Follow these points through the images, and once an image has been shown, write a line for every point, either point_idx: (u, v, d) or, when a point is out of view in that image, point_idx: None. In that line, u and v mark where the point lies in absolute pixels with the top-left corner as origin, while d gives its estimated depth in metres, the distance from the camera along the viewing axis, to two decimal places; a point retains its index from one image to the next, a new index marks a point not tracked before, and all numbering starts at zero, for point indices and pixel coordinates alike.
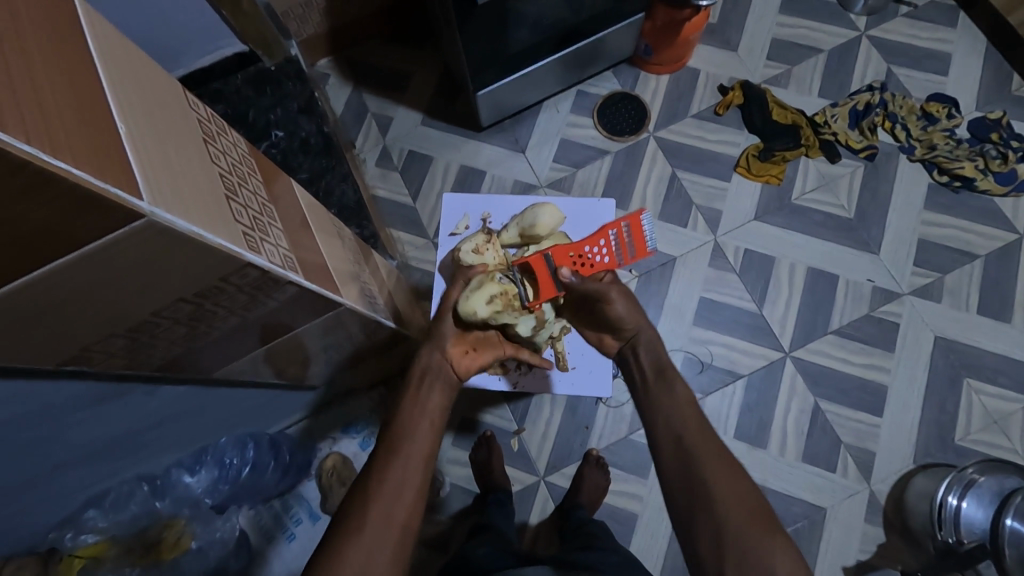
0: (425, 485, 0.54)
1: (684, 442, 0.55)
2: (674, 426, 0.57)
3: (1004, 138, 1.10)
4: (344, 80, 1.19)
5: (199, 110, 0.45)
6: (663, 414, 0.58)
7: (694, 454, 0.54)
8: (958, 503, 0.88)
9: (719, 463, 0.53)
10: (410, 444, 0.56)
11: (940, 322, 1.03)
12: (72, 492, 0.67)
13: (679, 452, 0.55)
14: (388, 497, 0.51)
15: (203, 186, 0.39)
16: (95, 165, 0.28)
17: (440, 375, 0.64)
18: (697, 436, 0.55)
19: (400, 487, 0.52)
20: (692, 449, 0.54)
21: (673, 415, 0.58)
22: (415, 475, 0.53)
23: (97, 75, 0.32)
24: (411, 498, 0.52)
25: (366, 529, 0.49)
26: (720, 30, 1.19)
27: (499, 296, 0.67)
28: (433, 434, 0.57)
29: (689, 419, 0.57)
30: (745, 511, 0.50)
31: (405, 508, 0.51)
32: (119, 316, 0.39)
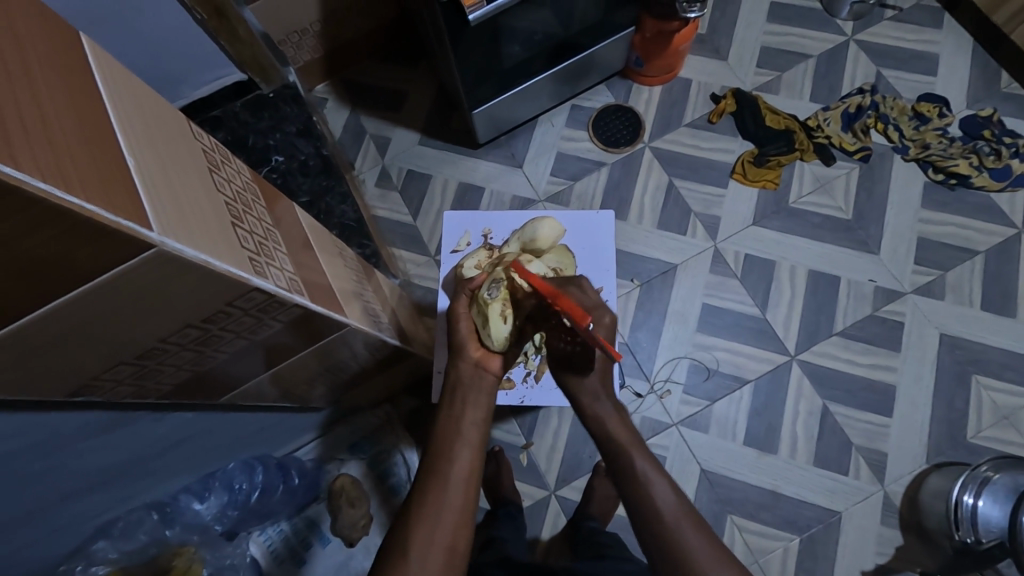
0: (467, 504, 0.56)
1: (670, 539, 0.55)
2: (653, 522, 0.56)
3: (996, 134, 1.11)
4: (341, 102, 1.21)
5: (203, 139, 0.46)
6: (642, 507, 0.57)
7: (684, 556, 0.53)
8: (975, 501, 0.87)
9: (696, 527, 0.56)
10: (446, 459, 0.58)
11: (945, 319, 1.03)
12: (81, 522, 0.67)
13: (663, 551, 0.55)
14: (430, 521, 0.54)
15: (209, 213, 0.40)
16: (105, 198, 0.29)
17: (475, 386, 0.64)
18: (681, 534, 0.55)
19: (444, 514, 0.54)
20: (678, 548, 0.54)
21: (654, 509, 0.57)
22: (457, 499, 0.56)
23: (107, 111, 0.33)
24: (454, 517, 0.55)
25: (412, 557, 0.52)
26: (709, 40, 1.21)
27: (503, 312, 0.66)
28: (472, 460, 0.58)
29: (670, 515, 0.56)
30: (718, 564, 0.53)
31: (448, 531, 0.54)
32: (127, 343, 0.39)
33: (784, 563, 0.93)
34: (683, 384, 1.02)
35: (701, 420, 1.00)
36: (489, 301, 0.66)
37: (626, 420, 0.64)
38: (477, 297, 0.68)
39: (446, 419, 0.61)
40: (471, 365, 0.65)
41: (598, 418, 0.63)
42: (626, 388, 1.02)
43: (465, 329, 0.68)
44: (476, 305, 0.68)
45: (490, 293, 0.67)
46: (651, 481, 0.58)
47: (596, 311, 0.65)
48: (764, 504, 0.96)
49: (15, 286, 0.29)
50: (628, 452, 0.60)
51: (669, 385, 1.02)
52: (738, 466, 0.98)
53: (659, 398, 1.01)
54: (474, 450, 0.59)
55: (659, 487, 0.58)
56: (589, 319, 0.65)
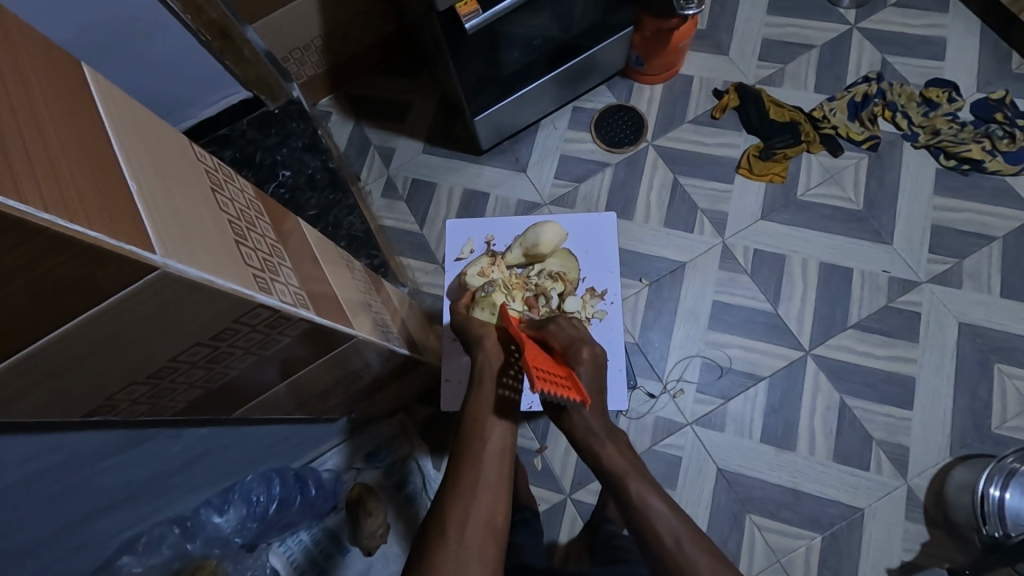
0: (501, 482, 0.58)
1: (677, 565, 0.56)
2: (658, 549, 0.58)
3: (1009, 117, 1.09)
4: (345, 116, 1.22)
5: (206, 160, 0.47)
6: (647, 532, 0.58)
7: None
8: (1001, 494, 0.85)
9: (707, 555, 0.57)
10: (478, 439, 0.59)
11: (964, 307, 1.01)
12: (105, 539, 0.68)
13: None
14: (466, 500, 0.55)
15: (214, 234, 0.41)
16: (108, 223, 0.30)
17: (495, 365, 0.65)
18: (693, 561, 0.56)
19: (481, 493, 0.56)
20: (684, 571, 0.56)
21: (660, 534, 0.58)
22: (493, 478, 0.57)
23: (109, 139, 0.34)
24: (489, 495, 0.56)
25: (450, 533, 0.53)
26: (709, 35, 1.20)
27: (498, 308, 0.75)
28: (501, 445, 0.60)
29: (677, 541, 0.57)
30: None
31: (486, 507, 0.55)
32: (143, 361, 0.40)
33: (807, 561, 0.91)
34: (695, 383, 1.01)
35: (716, 418, 0.99)
36: (492, 298, 0.76)
37: (623, 450, 0.63)
38: (483, 300, 0.77)
39: (474, 399, 0.63)
40: (492, 346, 0.67)
41: (595, 456, 0.63)
42: (638, 388, 1.01)
43: (476, 323, 0.71)
44: (481, 302, 0.77)
45: (485, 291, 0.79)
46: (655, 507, 0.59)
47: (578, 344, 0.66)
48: (785, 502, 0.94)
49: (35, 309, 0.30)
50: (633, 483, 0.61)
51: (682, 384, 1.01)
52: (755, 463, 0.96)
53: (673, 398, 1.00)
54: (504, 431, 0.60)
55: (664, 512, 0.59)
56: (571, 353, 0.65)
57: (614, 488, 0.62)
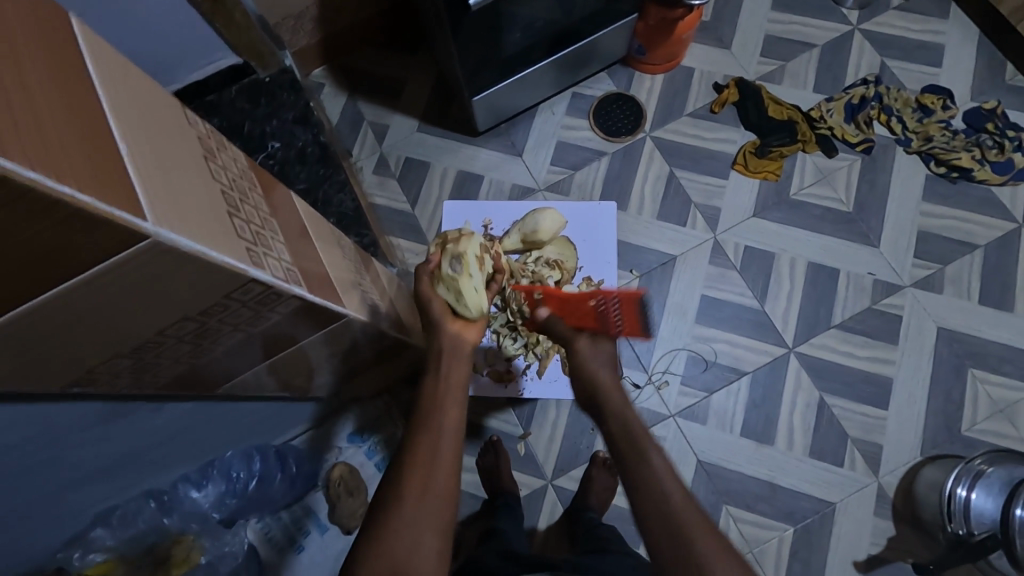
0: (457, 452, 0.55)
1: (680, 535, 0.48)
2: (662, 515, 0.50)
3: (999, 128, 1.10)
4: (338, 88, 1.19)
5: (199, 127, 0.45)
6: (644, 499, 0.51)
7: (691, 555, 0.47)
8: (968, 494, 0.88)
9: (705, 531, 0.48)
10: (436, 411, 0.56)
11: (944, 313, 1.03)
12: (80, 510, 0.67)
13: (671, 549, 0.48)
14: (423, 472, 0.52)
15: (205, 203, 0.39)
16: (98, 187, 0.28)
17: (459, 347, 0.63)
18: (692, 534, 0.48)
19: (425, 491, 0.51)
20: (685, 545, 0.48)
21: (665, 499, 0.50)
22: (442, 484, 0.52)
23: (98, 97, 0.32)
24: (447, 467, 0.53)
25: (404, 507, 0.50)
26: (713, 28, 1.19)
27: (453, 288, 0.65)
28: (453, 439, 0.55)
29: (681, 507, 0.50)
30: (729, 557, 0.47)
31: (444, 479, 0.52)
32: (123, 337, 0.39)
33: (779, 553, 0.94)
34: (681, 375, 1.02)
35: (699, 412, 1.00)
36: (449, 274, 0.66)
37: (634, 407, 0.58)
38: (441, 274, 0.67)
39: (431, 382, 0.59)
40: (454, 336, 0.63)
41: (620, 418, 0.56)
42: (624, 379, 1.02)
43: (437, 306, 0.65)
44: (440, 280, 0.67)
45: (455, 268, 0.67)
46: (663, 473, 0.52)
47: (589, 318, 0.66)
48: (761, 495, 0.96)
49: (21, 280, 0.29)
50: (645, 443, 0.54)
51: (668, 376, 1.02)
52: (735, 457, 0.98)
53: (658, 389, 1.01)
54: (458, 422, 0.56)
55: (671, 480, 0.51)
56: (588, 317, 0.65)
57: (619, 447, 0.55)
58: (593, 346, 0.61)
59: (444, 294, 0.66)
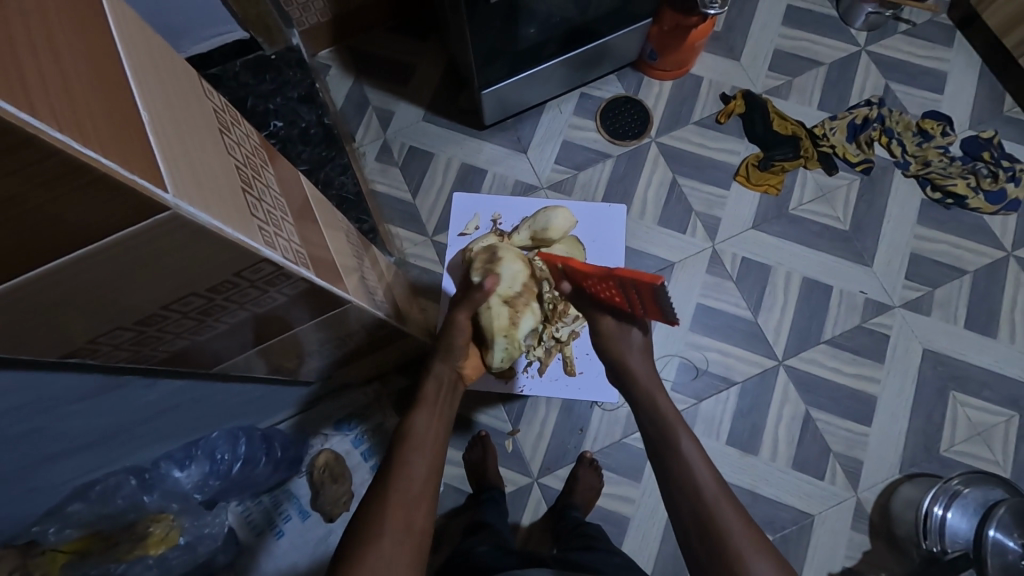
0: (431, 477, 0.55)
1: (709, 516, 0.54)
2: (693, 498, 0.56)
3: (995, 157, 1.13)
4: (345, 71, 1.17)
5: (213, 99, 0.44)
6: (675, 473, 0.58)
7: (719, 533, 0.53)
8: (944, 513, 0.91)
9: (728, 505, 0.55)
10: (416, 445, 0.57)
11: (930, 335, 1.05)
12: (58, 483, 0.65)
13: (699, 527, 0.54)
14: (403, 501, 0.52)
15: (222, 180, 0.38)
16: (122, 154, 0.27)
17: (450, 391, 0.66)
18: (720, 513, 0.54)
19: (398, 532, 0.50)
20: (715, 526, 0.53)
21: (696, 487, 0.56)
22: (421, 517, 0.52)
23: (121, 62, 0.31)
24: (424, 498, 0.53)
25: (385, 536, 0.50)
26: (724, 38, 1.20)
27: (510, 351, 0.82)
28: (430, 481, 0.55)
29: (712, 495, 0.55)
30: (748, 531, 0.53)
31: (422, 511, 0.53)
32: (126, 310, 0.38)
33: None
34: (671, 381, 1.03)
35: (687, 418, 1.01)
36: (518, 340, 0.82)
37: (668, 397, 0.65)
38: (513, 333, 0.80)
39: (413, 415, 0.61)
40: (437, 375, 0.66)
41: (654, 406, 0.63)
42: None
43: (461, 336, 0.69)
44: (506, 332, 0.80)
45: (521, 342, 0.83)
46: (693, 459, 0.58)
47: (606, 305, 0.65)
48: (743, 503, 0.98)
49: (34, 241, 0.28)
50: (675, 430, 0.60)
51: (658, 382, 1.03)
52: (720, 464, 0.99)
53: None
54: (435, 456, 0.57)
55: (702, 468, 0.57)
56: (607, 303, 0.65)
57: (654, 437, 0.61)
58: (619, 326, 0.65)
59: (499, 344, 0.80)
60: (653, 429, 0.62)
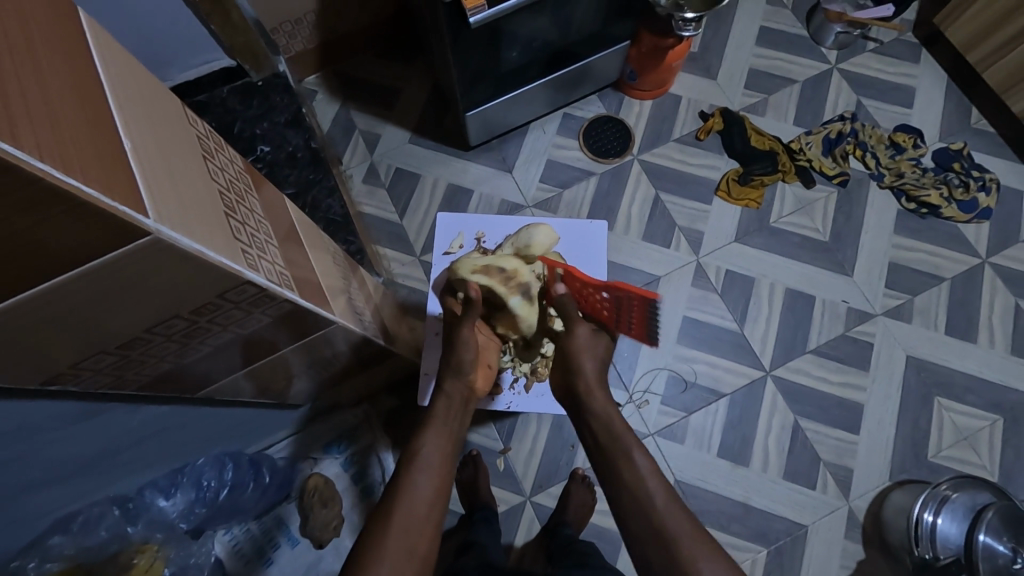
0: (439, 500, 0.56)
1: (656, 523, 0.54)
2: (642, 508, 0.56)
3: (965, 168, 1.16)
4: (331, 96, 1.19)
5: (198, 126, 0.45)
6: (632, 492, 0.57)
7: (669, 543, 0.53)
8: (934, 519, 0.91)
9: (678, 514, 0.55)
10: (421, 470, 0.56)
11: (912, 342, 1.07)
12: (39, 514, 0.64)
13: (648, 537, 0.54)
14: (405, 526, 0.52)
15: (205, 204, 0.39)
16: (104, 180, 0.28)
17: (460, 410, 0.65)
18: (672, 525, 0.54)
19: (399, 559, 0.50)
20: (666, 536, 0.54)
21: (647, 499, 0.56)
22: (423, 541, 0.52)
23: (105, 92, 0.32)
24: (427, 525, 0.53)
25: (384, 563, 0.49)
26: (700, 58, 1.24)
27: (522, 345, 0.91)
28: (432, 504, 0.55)
29: (662, 504, 0.56)
30: (693, 534, 0.53)
31: (424, 534, 0.53)
32: (106, 334, 0.38)
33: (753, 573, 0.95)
34: (661, 395, 1.03)
35: (678, 431, 1.02)
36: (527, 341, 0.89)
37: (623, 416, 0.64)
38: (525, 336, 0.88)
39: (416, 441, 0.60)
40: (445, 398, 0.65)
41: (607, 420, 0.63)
42: None
43: (472, 355, 0.66)
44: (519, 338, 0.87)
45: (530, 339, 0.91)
46: (642, 466, 0.58)
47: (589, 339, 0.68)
48: (735, 515, 0.98)
49: (14, 269, 0.28)
50: (626, 442, 0.60)
51: (648, 395, 1.03)
52: (712, 477, 0.99)
53: (638, 407, 1.03)
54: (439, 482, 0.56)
55: (649, 474, 0.58)
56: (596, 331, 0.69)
57: (603, 450, 0.61)
58: (592, 335, 0.68)
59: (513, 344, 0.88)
60: (607, 445, 0.61)
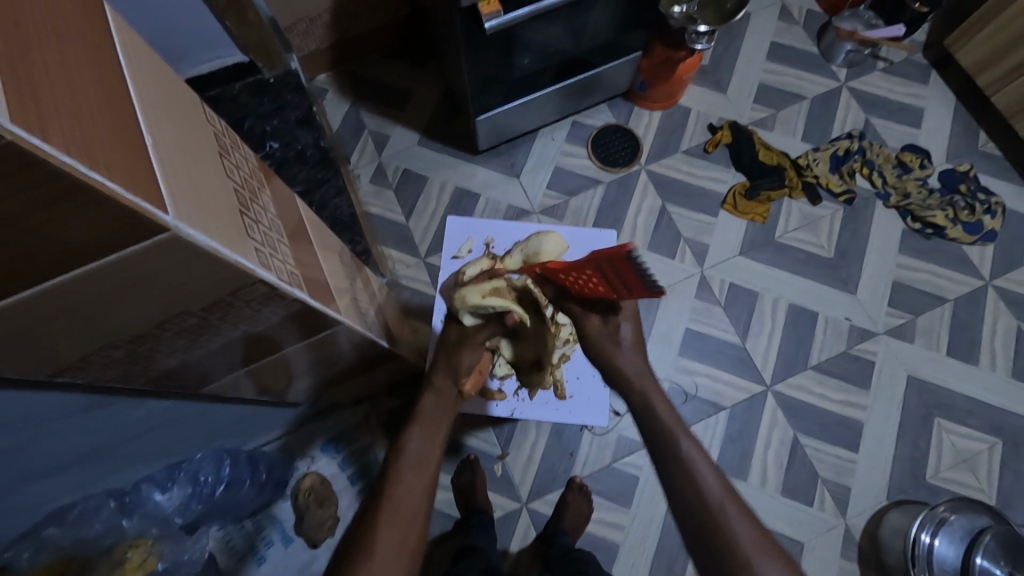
0: (425, 494, 0.55)
1: (716, 523, 0.53)
2: (698, 503, 0.54)
3: (971, 190, 1.17)
4: (342, 95, 1.19)
5: (215, 123, 0.46)
6: (686, 487, 0.55)
7: (727, 542, 0.52)
8: (931, 540, 0.90)
9: (738, 510, 0.53)
10: (412, 465, 0.56)
11: (913, 362, 1.07)
12: (36, 503, 0.64)
13: (706, 536, 0.53)
14: (391, 521, 0.51)
15: (221, 201, 0.39)
16: (125, 176, 0.28)
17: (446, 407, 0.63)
18: (731, 522, 0.53)
19: (388, 555, 0.50)
20: (724, 534, 0.52)
21: (701, 495, 0.54)
22: (412, 538, 0.52)
23: (130, 89, 0.32)
24: (413, 518, 0.53)
25: (374, 560, 0.49)
26: (711, 72, 1.24)
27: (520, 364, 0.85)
28: (421, 503, 0.54)
29: (722, 499, 0.54)
30: (755, 532, 0.52)
31: (412, 531, 0.52)
32: (118, 328, 0.38)
33: None
34: None
35: None
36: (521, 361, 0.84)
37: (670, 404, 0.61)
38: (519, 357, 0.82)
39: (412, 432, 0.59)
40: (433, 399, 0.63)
41: (650, 410, 0.61)
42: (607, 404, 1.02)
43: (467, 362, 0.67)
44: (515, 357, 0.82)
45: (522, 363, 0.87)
46: (697, 462, 0.56)
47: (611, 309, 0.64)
48: None
49: (33, 258, 0.28)
50: (678, 435, 0.58)
51: None
52: None
53: None
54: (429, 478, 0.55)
55: (705, 470, 0.56)
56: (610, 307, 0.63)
57: (657, 441, 0.59)
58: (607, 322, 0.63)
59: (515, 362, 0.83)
60: (655, 437, 0.59)
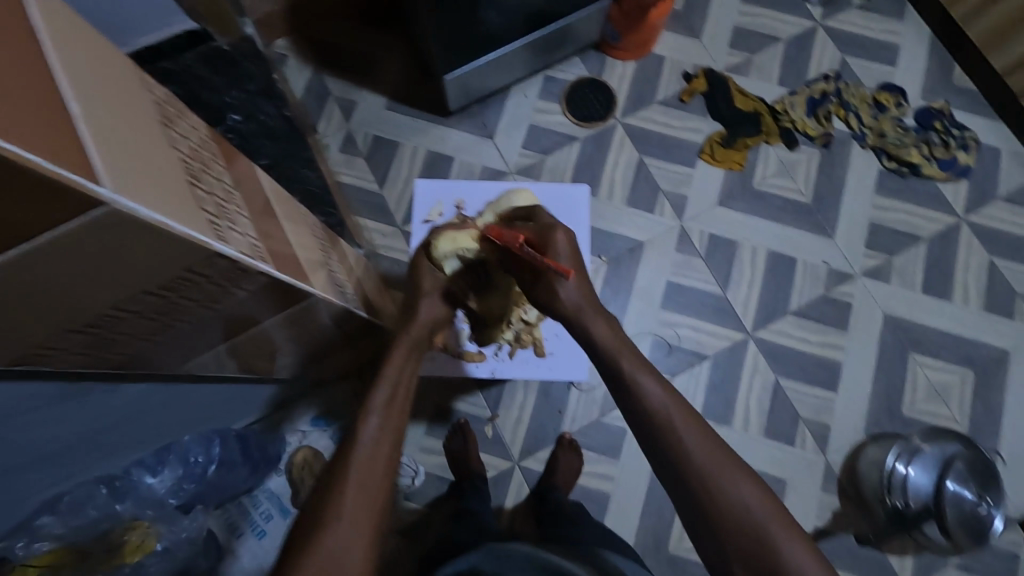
0: (393, 457, 0.55)
1: (666, 440, 0.55)
2: (650, 422, 0.56)
3: (946, 126, 1.17)
4: (303, 61, 1.14)
5: (156, 91, 0.43)
6: (636, 406, 0.58)
7: (679, 456, 0.54)
8: (906, 469, 0.95)
9: (691, 426, 0.55)
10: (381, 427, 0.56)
11: (889, 301, 1.09)
12: (26, 495, 0.64)
13: (660, 452, 0.55)
14: (354, 483, 0.51)
15: (166, 172, 0.37)
16: (45, 144, 0.26)
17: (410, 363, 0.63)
18: (682, 437, 0.55)
19: (358, 515, 0.50)
20: (677, 449, 0.54)
21: (653, 413, 0.56)
22: (380, 501, 0.52)
23: (46, 53, 0.30)
24: (380, 479, 0.53)
25: (343, 519, 0.49)
26: (684, 17, 1.20)
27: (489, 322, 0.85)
28: (386, 469, 0.54)
29: (674, 416, 0.56)
30: (710, 445, 0.54)
31: (379, 494, 0.52)
32: (72, 311, 0.37)
33: None
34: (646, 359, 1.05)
35: None
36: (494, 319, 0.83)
37: (615, 330, 0.63)
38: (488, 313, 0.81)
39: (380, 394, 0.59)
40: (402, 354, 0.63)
41: (590, 334, 0.62)
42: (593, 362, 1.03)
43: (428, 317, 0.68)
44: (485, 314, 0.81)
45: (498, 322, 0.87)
46: (642, 379, 0.58)
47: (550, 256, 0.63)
48: None
49: None
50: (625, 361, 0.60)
51: None
52: None
53: None
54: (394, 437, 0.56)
55: (654, 389, 0.57)
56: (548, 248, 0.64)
57: (605, 371, 0.61)
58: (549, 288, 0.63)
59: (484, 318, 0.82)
60: (603, 361, 0.61)
